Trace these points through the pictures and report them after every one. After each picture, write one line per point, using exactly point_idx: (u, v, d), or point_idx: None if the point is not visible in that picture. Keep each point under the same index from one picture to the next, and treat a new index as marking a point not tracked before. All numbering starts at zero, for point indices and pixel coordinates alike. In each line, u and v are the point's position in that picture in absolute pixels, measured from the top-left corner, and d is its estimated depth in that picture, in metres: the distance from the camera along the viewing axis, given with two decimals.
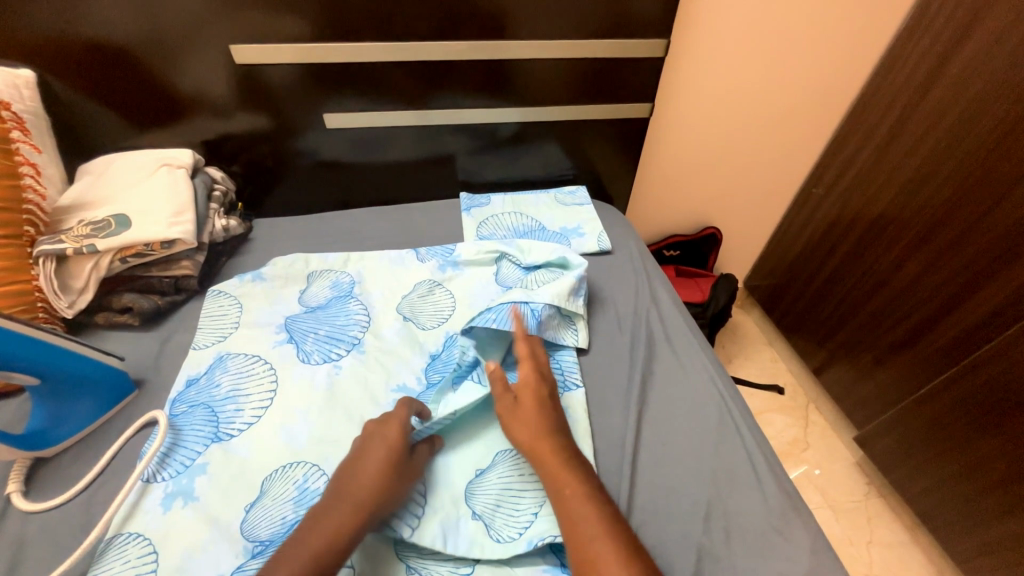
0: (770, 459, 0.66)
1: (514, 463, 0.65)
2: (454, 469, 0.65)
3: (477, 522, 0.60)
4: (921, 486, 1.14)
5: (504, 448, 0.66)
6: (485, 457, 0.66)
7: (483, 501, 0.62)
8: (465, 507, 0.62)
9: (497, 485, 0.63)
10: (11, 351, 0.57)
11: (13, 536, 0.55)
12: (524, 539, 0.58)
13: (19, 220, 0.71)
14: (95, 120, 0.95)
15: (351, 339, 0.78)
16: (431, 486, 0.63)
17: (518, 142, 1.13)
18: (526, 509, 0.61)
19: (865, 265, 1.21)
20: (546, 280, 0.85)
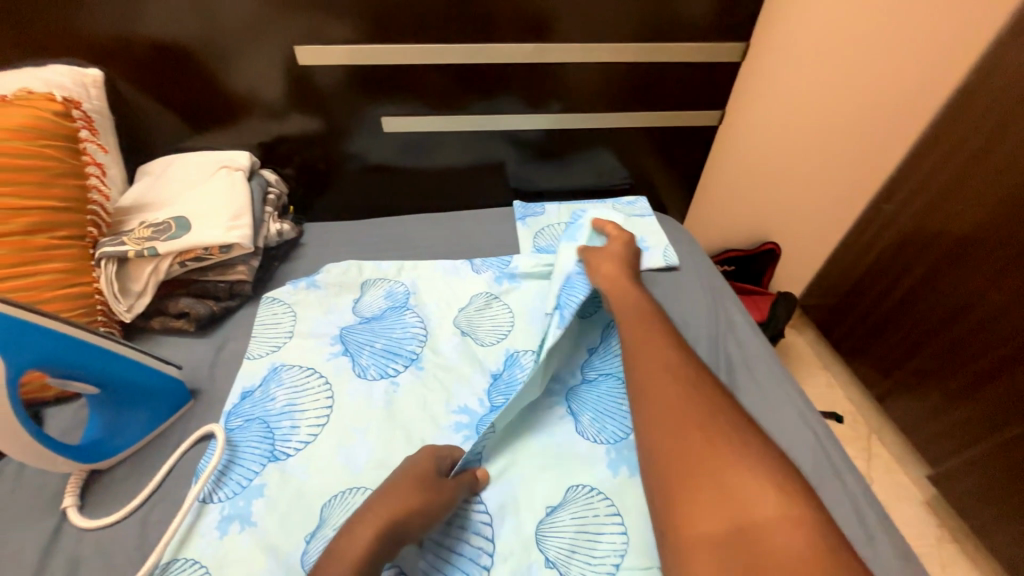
0: (876, 509, 0.60)
1: (586, 503, 0.60)
2: (521, 503, 0.60)
3: (551, 571, 0.55)
4: (1010, 537, 0.98)
5: (574, 485, 0.61)
6: (557, 494, 0.61)
7: (557, 544, 0.57)
8: (538, 552, 0.57)
9: (570, 528, 0.58)
10: (72, 360, 0.55)
11: (69, 553, 0.52)
12: None
13: (84, 220, 0.70)
14: (155, 121, 0.94)
15: (409, 353, 0.74)
16: (496, 528, 0.58)
17: (573, 149, 1.09)
18: (604, 559, 0.56)
19: (944, 292, 1.02)
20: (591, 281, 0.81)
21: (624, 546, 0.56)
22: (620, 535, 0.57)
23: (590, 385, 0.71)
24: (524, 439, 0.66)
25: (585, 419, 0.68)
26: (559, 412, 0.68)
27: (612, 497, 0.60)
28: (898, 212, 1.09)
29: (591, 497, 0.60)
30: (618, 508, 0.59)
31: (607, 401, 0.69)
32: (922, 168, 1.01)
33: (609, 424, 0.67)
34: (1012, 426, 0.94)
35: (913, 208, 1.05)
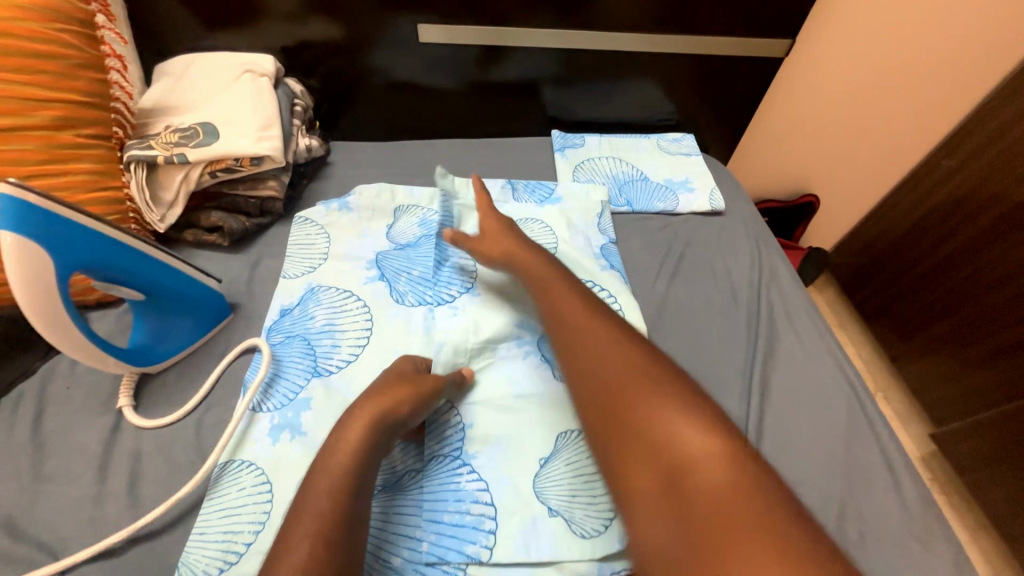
0: (910, 462, 0.59)
1: (580, 447, 0.56)
2: (515, 461, 0.55)
3: (556, 519, 0.51)
4: (997, 495, 1.01)
5: (566, 430, 0.57)
6: (547, 444, 0.56)
7: (556, 493, 0.53)
8: (539, 503, 0.52)
9: (566, 476, 0.54)
10: (116, 262, 0.53)
11: (130, 447, 0.54)
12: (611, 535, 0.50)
13: (109, 119, 0.66)
14: (167, 15, 0.86)
15: (453, 282, 0.71)
16: (494, 491, 0.53)
17: (617, 77, 1.00)
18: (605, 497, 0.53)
19: (987, 257, 0.97)
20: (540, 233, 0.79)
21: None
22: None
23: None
24: (506, 388, 0.61)
25: None
26: (532, 362, 0.63)
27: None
28: (958, 170, 0.99)
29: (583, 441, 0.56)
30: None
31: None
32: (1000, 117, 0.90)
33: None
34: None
35: (969, 167, 0.96)
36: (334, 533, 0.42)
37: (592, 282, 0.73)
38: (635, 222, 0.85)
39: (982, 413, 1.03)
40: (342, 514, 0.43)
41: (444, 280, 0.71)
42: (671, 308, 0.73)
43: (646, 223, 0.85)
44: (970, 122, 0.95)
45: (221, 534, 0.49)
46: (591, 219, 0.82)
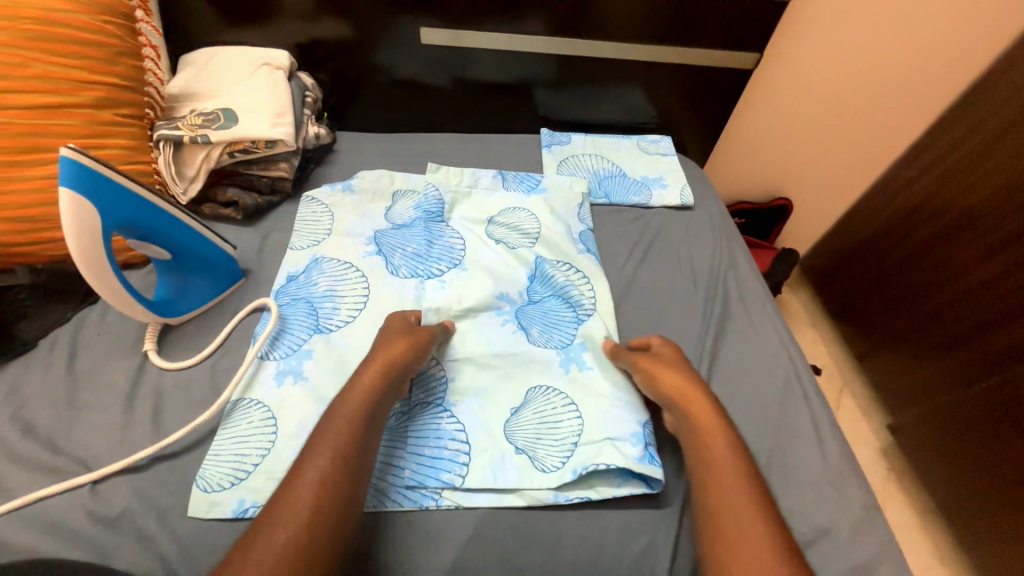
0: (833, 424, 0.68)
1: (548, 399, 0.64)
2: (489, 409, 0.63)
3: (521, 456, 0.60)
4: (938, 480, 1.07)
5: (538, 385, 0.65)
6: (518, 396, 0.64)
7: (524, 436, 0.62)
8: (507, 443, 0.61)
9: (532, 422, 0.63)
10: (149, 222, 0.62)
11: (154, 384, 0.62)
12: (568, 468, 0.58)
13: (142, 102, 0.74)
14: (195, 11, 0.94)
15: (443, 257, 0.80)
16: (469, 432, 0.61)
17: (603, 82, 1.09)
18: (565, 439, 0.61)
19: (938, 258, 1.04)
20: (516, 219, 0.86)
21: (580, 426, 0.62)
22: (575, 423, 0.62)
23: (534, 302, 0.76)
24: (483, 349, 0.69)
25: (534, 331, 0.72)
26: (509, 327, 0.72)
27: (567, 391, 0.65)
28: (916, 179, 1.08)
29: (549, 394, 0.65)
30: (572, 400, 0.64)
31: (551, 315, 0.74)
32: (955, 132, 0.99)
33: (554, 335, 0.71)
34: (973, 384, 0.98)
35: (928, 177, 1.06)
36: (334, 447, 0.50)
37: (569, 262, 0.81)
38: (611, 213, 0.93)
39: (922, 404, 1.10)
40: (341, 433, 0.51)
41: (435, 255, 0.80)
42: (638, 288, 0.82)
43: (619, 215, 0.93)
44: (925, 138, 1.05)
45: (233, 456, 0.57)
46: (572, 208, 0.90)
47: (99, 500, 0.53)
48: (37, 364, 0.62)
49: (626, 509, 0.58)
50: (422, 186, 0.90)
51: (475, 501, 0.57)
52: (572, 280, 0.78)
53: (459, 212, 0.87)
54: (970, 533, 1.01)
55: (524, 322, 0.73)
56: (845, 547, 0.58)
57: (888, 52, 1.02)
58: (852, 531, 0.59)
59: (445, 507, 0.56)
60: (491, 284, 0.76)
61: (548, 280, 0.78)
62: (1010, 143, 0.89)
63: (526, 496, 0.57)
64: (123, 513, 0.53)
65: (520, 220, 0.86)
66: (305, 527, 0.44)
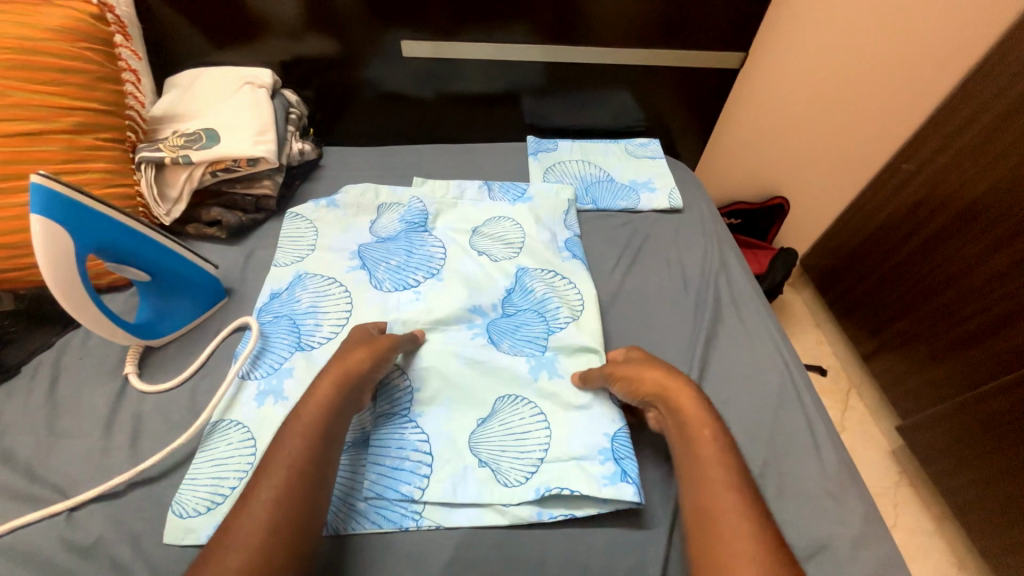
0: (830, 430, 0.66)
1: (515, 410, 0.63)
2: (455, 422, 0.62)
3: (484, 470, 0.58)
4: (950, 484, 1.02)
5: (504, 394, 0.64)
6: (484, 406, 0.63)
7: (488, 448, 0.60)
8: (471, 455, 0.60)
9: (499, 434, 0.62)
10: (125, 246, 0.62)
11: (133, 408, 0.62)
12: (531, 486, 0.57)
13: (123, 125, 0.75)
14: (179, 33, 0.96)
15: (421, 267, 0.79)
16: (433, 444, 0.60)
17: (592, 87, 1.07)
18: (530, 454, 0.60)
19: (945, 253, 1.01)
20: (499, 230, 0.85)
21: (548, 440, 0.61)
22: (542, 437, 0.61)
23: (507, 316, 0.74)
24: (451, 360, 0.67)
25: (504, 345, 0.70)
26: (480, 341, 0.70)
27: (535, 400, 0.64)
28: (915, 174, 1.05)
29: (518, 406, 0.64)
30: (541, 412, 0.63)
31: (525, 328, 0.72)
32: (951, 123, 0.97)
33: (524, 348, 0.70)
34: (984, 383, 0.95)
35: (927, 171, 1.03)
36: (310, 467, 0.49)
37: (554, 271, 0.79)
38: (599, 219, 0.92)
39: (934, 406, 1.06)
40: (317, 454, 0.50)
41: (413, 268, 0.79)
42: (625, 295, 0.80)
43: (607, 220, 0.92)
44: (922, 131, 1.03)
45: (210, 479, 0.56)
46: (559, 216, 0.89)
47: (74, 529, 0.53)
48: (18, 391, 0.62)
49: (614, 525, 0.56)
50: (405, 200, 0.89)
51: (451, 520, 0.55)
52: (554, 290, 0.76)
53: (441, 222, 0.86)
54: (987, 539, 0.97)
55: (496, 334, 0.71)
56: (846, 559, 0.56)
57: (877, 46, 1.00)
58: (853, 544, 0.57)
59: (426, 528, 0.55)
60: (465, 297, 0.74)
61: (528, 293, 0.76)
62: (1009, 133, 0.87)
63: (501, 512, 0.56)
64: (98, 542, 0.52)
65: (502, 230, 0.85)
66: (273, 554, 0.43)
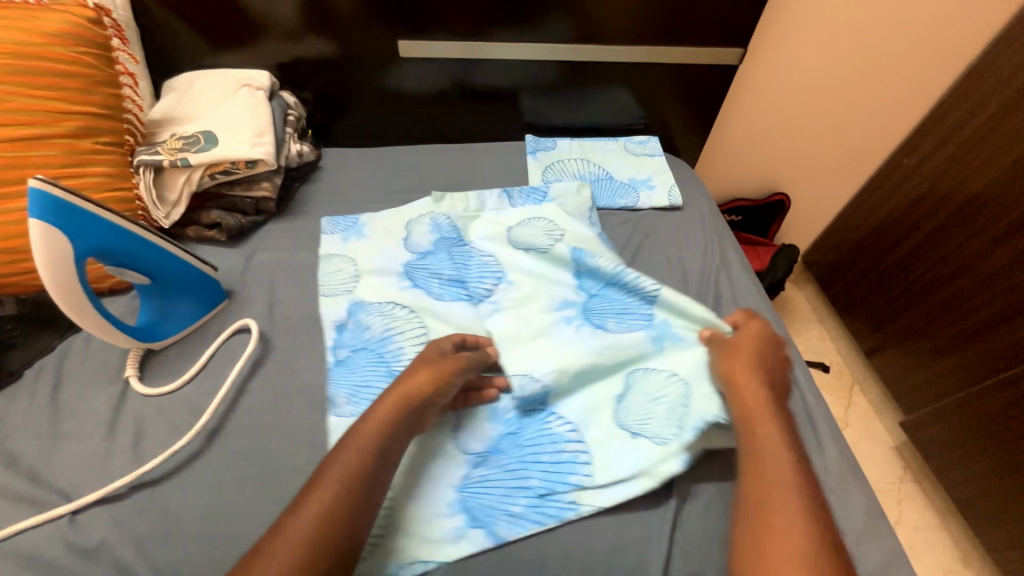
0: (831, 428, 0.65)
1: (647, 378, 0.65)
2: (594, 398, 0.64)
3: (637, 439, 0.60)
4: (952, 479, 1.02)
5: (634, 367, 0.66)
6: (618, 383, 0.65)
7: (634, 417, 0.62)
8: (620, 429, 0.61)
9: (637, 404, 0.63)
10: (124, 250, 0.62)
11: (135, 411, 0.62)
12: (688, 429, 0.59)
13: (121, 129, 0.75)
14: (177, 36, 0.96)
15: (484, 275, 0.77)
16: (582, 429, 0.62)
17: (591, 85, 1.07)
18: (675, 409, 0.61)
19: (948, 247, 1.00)
20: (544, 227, 0.82)
21: (686, 394, 0.62)
22: (679, 393, 0.63)
23: (599, 295, 0.74)
24: (572, 350, 0.66)
25: (611, 324, 0.71)
26: (585, 330, 0.70)
27: (667, 367, 0.65)
28: (917, 168, 1.05)
29: (650, 373, 0.65)
30: (671, 371, 0.65)
31: (618, 303, 0.73)
32: (953, 117, 0.96)
33: (630, 321, 0.71)
34: (989, 378, 0.94)
35: (928, 165, 1.02)
36: None
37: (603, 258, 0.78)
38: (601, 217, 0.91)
39: (938, 402, 1.05)
40: None
41: (473, 277, 0.77)
42: None
43: (607, 218, 0.91)
44: (924, 125, 1.02)
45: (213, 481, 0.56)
46: (584, 212, 0.88)
47: (79, 531, 0.53)
48: (22, 394, 0.62)
49: (612, 523, 0.56)
50: (423, 207, 0.88)
51: (610, 497, 0.57)
52: (620, 263, 0.75)
53: (478, 231, 0.84)
54: (992, 533, 0.96)
55: (601, 319, 0.71)
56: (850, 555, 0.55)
57: (876, 40, 1.00)
58: (856, 540, 0.56)
59: (588, 511, 0.56)
60: (548, 297, 0.74)
61: (597, 273, 0.75)
62: (1012, 126, 0.87)
63: (656, 475, 0.58)
64: (102, 544, 0.52)
65: (541, 227, 0.83)
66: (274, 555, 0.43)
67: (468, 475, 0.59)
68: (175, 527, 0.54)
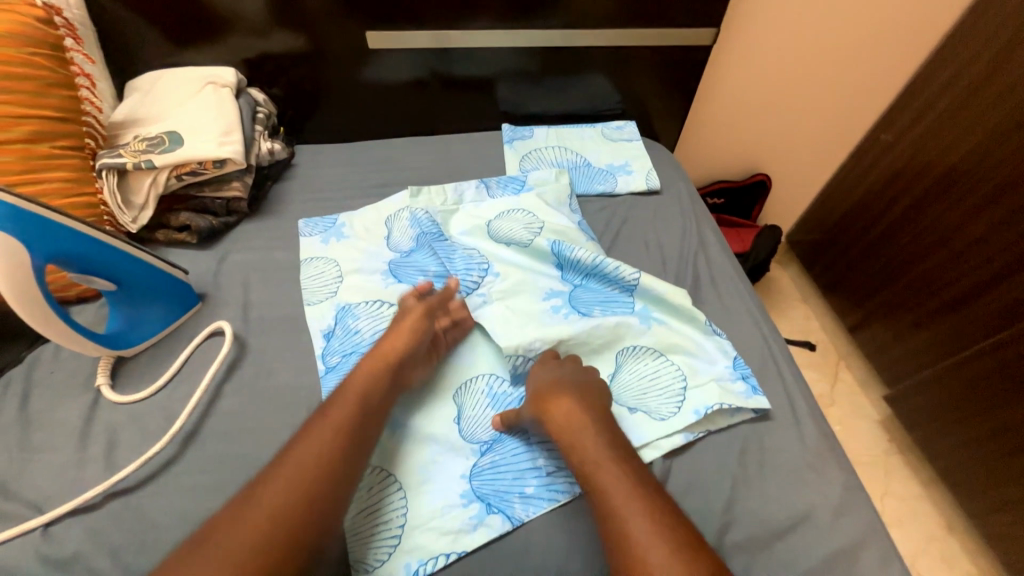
0: (809, 402, 0.66)
1: (640, 356, 0.66)
2: None
3: (636, 414, 0.62)
4: (934, 449, 1.04)
5: (627, 346, 0.67)
6: (611, 362, 0.66)
7: (631, 395, 0.64)
8: (619, 406, 0.63)
9: (635, 382, 0.65)
10: (90, 257, 0.61)
11: (107, 420, 0.61)
12: (688, 410, 0.62)
13: (81, 132, 0.73)
14: (137, 33, 0.93)
15: (470, 268, 0.75)
16: None
17: (566, 71, 1.05)
18: (672, 386, 0.64)
19: (927, 221, 1.01)
20: (524, 220, 0.80)
21: (681, 371, 0.65)
22: (673, 370, 0.65)
23: (582, 285, 0.74)
24: (565, 336, 0.66)
25: (597, 312, 0.70)
26: (573, 318, 0.69)
27: (654, 346, 0.67)
28: (896, 142, 1.05)
29: (639, 354, 0.67)
30: (660, 350, 0.67)
31: (601, 292, 0.73)
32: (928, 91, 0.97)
33: (615, 308, 0.70)
34: (971, 346, 0.95)
35: (905, 139, 1.03)
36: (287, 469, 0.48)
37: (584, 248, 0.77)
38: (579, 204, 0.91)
39: (922, 372, 1.06)
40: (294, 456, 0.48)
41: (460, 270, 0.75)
42: None
43: (585, 205, 0.91)
44: (903, 98, 1.03)
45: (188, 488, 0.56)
46: (563, 200, 0.86)
47: (52, 542, 0.52)
48: None
49: None
50: (400, 201, 0.87)
51: None
52: (599, 253, 0.74)
53: (459, 225, 0.82)
54: (974, 500, 0.98)
55: (588, 308, 0.70)
56: (827, 528, 0.56)
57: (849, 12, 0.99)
58: (835, 513, 0.57)
59: None
60: (535, 288, 0.72)
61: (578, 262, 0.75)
62: (986, 96, 0.87)
63: (659, 449, 0.60)
64: (76, 554, 0.52)
65: (519, 219, 0.81)
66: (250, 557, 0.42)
67: (478, 464, 0.58)
68: (152, 534, 0.53)
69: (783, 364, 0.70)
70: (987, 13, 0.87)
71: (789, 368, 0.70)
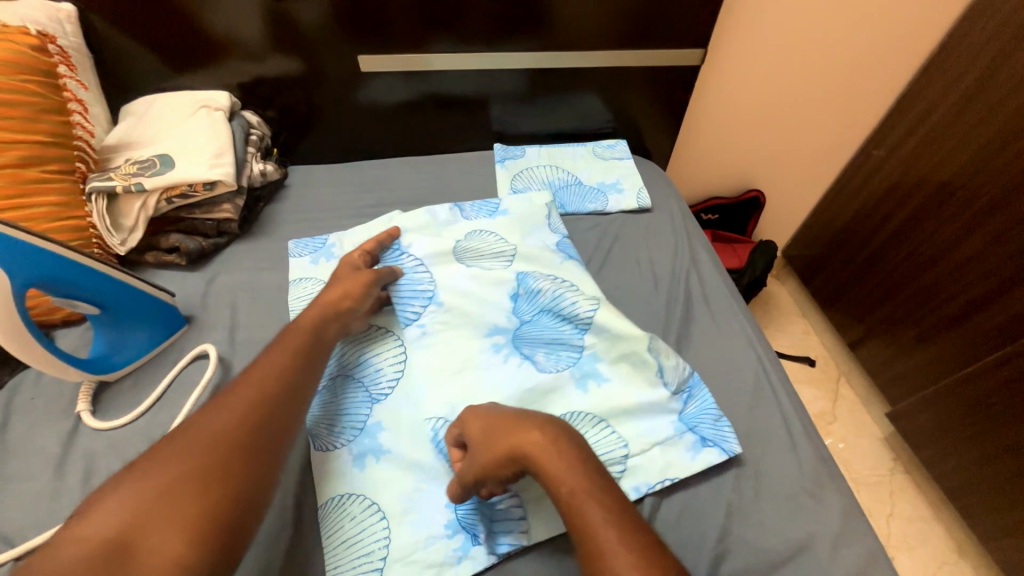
0: (806, 423, 0.65)
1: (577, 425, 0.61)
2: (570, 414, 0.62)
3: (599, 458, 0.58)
4: (940, 467, 1.01)
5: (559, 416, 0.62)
6: None
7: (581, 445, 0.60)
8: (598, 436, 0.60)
9: None
10: (71, 281, 0.60)
11: (86, 447, 0.60)
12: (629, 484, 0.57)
13: (71, 156, 0.74)
14: (132, 58, 0.94)
15: (414, 295, 0.72)
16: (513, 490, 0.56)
17: (558, 92, 1.06)
18: (613, 451, 0.59)
19: (922, 236, 1.01)
20: (493, 244, 0.79)
21: (624, 438, 0.60)
22: (615, 437, 0.60)
23: (531, 325, 0.70)
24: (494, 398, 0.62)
25: (540, 357, 0.67)
26: (513, 363, 0.66)
27: (592, 411, 0.62)
28: (888, 158, 1.06)
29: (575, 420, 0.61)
30: (600, 418, 0.61)
31: (551, 332, 0.69)
32: (919, 105, 0.99)
33: (561, 353, 0.67)
34: (976, 362, 0.93)
35: (897, 155, 1.04)
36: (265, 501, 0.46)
37: (555, 273, 0.76)
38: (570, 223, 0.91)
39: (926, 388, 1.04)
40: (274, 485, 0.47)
41: (409, 294, 0.72)
42: None
43: (576, 224, 0.91)
44: (894, 115, 1.04)
45: None
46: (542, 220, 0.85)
47: None
48: None
49: None
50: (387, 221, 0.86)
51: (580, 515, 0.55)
52: (561, 288, 0.72)
53: (422, 240, 0.79)
54: (983, 520, 0.95)
55: (530, 354, 0.67)
56: (828, 558, 0.54)
57: (835, 31, 1.00)
58: (834, 543, 0.55)
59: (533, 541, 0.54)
60: (479, 324, 0.69)
61: (534, 296, 0.72)
62: (977, 111, 0.89)
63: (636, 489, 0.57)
64: None
65: (488, 242, 0.80)
66: None
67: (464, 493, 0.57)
68: None
69: (777, 393, 0.67)
70: (973, 30, 0.88)
71: (783, 397, 0.67)
